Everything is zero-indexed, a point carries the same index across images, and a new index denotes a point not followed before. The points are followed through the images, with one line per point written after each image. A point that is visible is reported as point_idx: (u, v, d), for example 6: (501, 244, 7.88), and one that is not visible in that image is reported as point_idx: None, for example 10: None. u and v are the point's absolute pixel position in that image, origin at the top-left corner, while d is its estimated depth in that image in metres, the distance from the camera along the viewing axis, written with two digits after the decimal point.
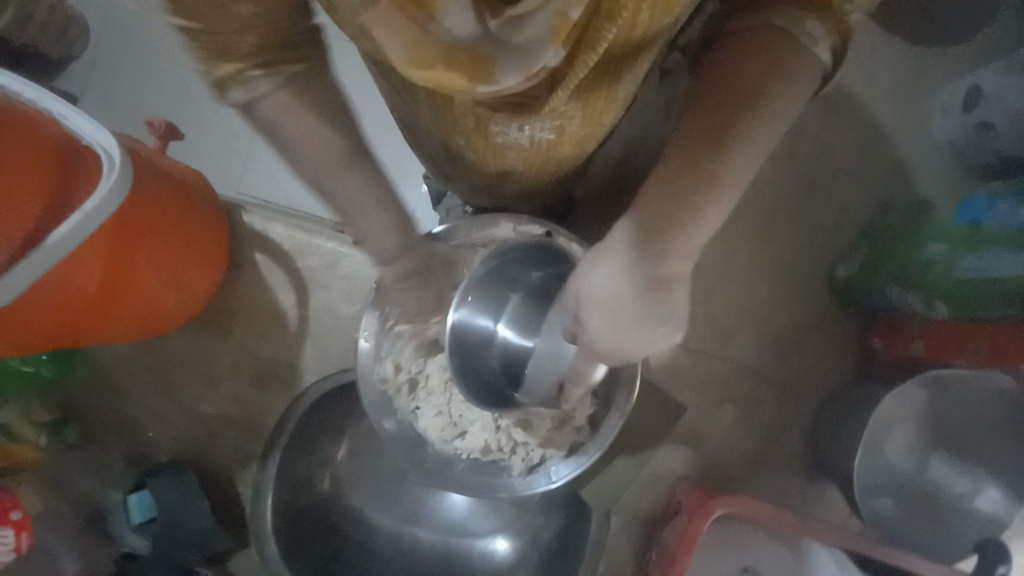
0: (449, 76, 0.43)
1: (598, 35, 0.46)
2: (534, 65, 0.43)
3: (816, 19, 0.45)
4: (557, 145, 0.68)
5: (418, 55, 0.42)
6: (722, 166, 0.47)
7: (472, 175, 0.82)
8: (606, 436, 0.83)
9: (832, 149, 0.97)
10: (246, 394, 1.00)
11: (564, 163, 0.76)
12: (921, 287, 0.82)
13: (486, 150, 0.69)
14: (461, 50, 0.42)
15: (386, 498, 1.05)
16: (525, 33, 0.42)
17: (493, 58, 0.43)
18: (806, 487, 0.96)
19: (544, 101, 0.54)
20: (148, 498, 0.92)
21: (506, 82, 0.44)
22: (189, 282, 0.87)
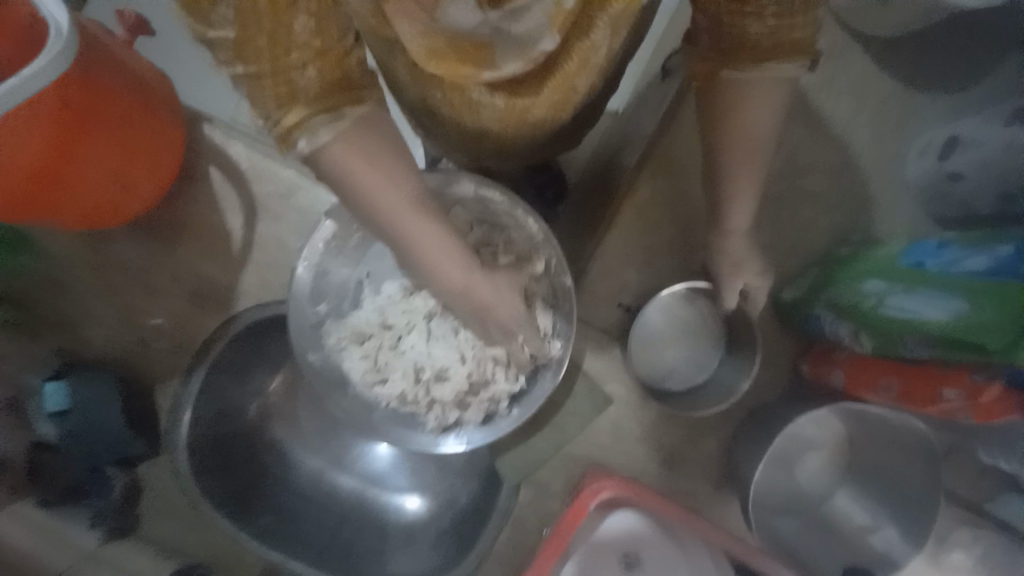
0: (460, 63, 0.49)
1: (589, 20, 0.53)
2: (531, 49, 0.49)
3: (785, 60, 0.54)
4: (528, 112, 0.66)
5: (432, 45, 0.47)
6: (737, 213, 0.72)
7: (440, 125, 0.79)
8: (527, 409, 0.84)
9: (802, 171, 0.97)
10: (182, 307, 1.00)
11: (535, 126, 0.74)
12: (853, 318, 0.81)
13: (456, 104, 0.66)
14: (463, 37, 0.46)
15: (317, 440, 1.06)
16: (523, 23, 0.46)
17: (493, 43, 0.47)
18: (714, 498, 0.97)
19: (533, 80, 0.59)
20: (64, 389, 0.92)
21: (507, 67, 0.50)
22: (131, 181, 0.85)
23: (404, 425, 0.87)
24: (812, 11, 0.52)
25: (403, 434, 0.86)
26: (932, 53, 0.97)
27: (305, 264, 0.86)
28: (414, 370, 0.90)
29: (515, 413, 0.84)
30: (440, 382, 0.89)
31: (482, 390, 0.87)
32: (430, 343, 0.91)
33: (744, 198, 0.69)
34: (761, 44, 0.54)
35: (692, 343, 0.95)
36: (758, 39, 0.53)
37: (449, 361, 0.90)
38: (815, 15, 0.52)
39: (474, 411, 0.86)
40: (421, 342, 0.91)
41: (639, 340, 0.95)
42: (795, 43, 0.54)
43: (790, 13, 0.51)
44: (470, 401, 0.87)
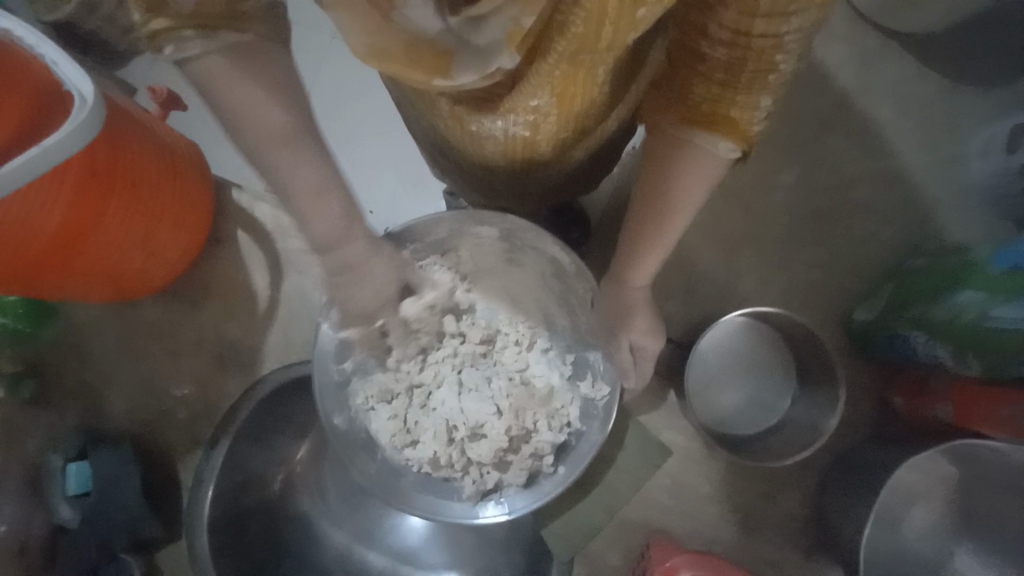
0: (407, 68, 0.40)
1: (550, 44, 0.44)
2: (489, 68, 0.40)
3: (714, 132, 0.52)
4: (535, 144, 0.63)
5: (379, 46, 0.39)
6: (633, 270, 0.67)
7: (459, 162, 0.76)
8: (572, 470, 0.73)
9: (855, 181, 0.89)
10: (205, 373, 0.96)
11: (548, 160, 0.70)
12: (951, 338, 0.70)
13: (460, 135, 0.63)
14: (421, 42, 0.39)
15: (342, 511, 0.96)
16: (484, 34, 0.39)
17: (454, 51, 0.40)
18: (806, 566, 0.81)
19: (506, 99, 0.52)
20: (86, 469, 0.88)
21: (463, 80, 0.41)
22: (156, 247, 0.85)
23: (439, 492, 0.75)
24: (754, 95, 0.48)
25: (436, 502, 0.74)
26: (977, 51, 0.91)
27: (327, 322, 0.74)
28: (447, 428, 0.82)
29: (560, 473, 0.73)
30: (476, 441, 0.81)
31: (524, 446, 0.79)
32: (463, 398, 0.84)
33: (653, 245, 0.63)
34: (703, 106, 0.51)
35: (755, 381, 0.84)
36: (697, 103, 0.51)
37: (485, 416, 0.82)
38: (759, 98, 0.48)
39: (515, 473, 0.77)
40: (453, 396, 0.84)
41: (696, 379, 0.84)
42: (735, 123, 0.51)
43: (735, 84, 0.47)
44: (509, 461, 0.79)
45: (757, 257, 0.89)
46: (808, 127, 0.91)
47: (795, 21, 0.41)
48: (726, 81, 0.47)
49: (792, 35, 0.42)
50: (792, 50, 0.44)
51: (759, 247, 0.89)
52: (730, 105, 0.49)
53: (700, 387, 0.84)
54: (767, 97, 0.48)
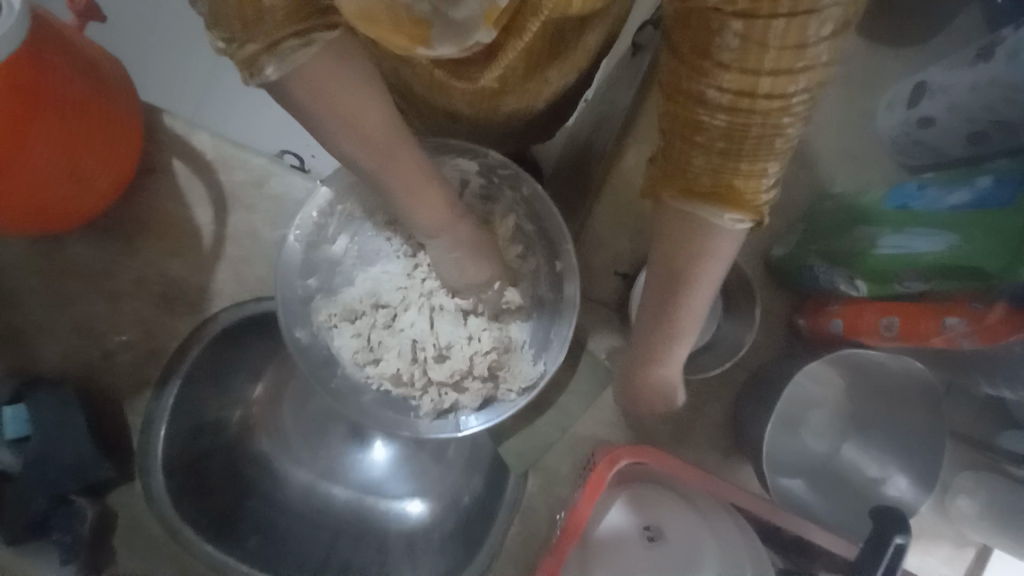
0: (390, 34, 0.43)
1: (525, 23, 0.45)
2: (467, 42, 0.44)
3: (722, 209, 0.47)
4: (501, 95, 0.65)
5: (364, 9, 0.41)
6: (667, 342, 0.62)
7: (419, 106, 0.76)
8: (516, 377, 0.82)
9: None
10: (148, 314, 0.92)
11: (510, 115, 0.73)
12: (849, 266, 0.81)
13: (429, 84, 0.64)
14: (402, 9, 0.41)
15: (307, 448, 0.99)
16: (462, 9, 0.42)
17: (431, 22, 0.43)
18: (725, 464, 0.95)
19: (479, 68, 0.54)
20: (23, 413, 0.82)
21: (441, 50, 0.45)
22: (90, 176, 0.79)
23: (395, 408, 0.83)
24: (762, 163, 0.44)
25: (394, 418, 0.82)
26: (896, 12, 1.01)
27: (297, 233, 0.83)
28: (412, 348, 0.82)
29: (512, 382, 0.81)
30: (441, 362, 0.82)
31: (485, 369, 0.82)
32: (433, 320, 0.83)
33: (676, 330, 0.60)
34: (705, 180, 0.47)
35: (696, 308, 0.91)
36: (700, 173, 0.47)
37: (455, 339, 0.83)
38: (767, 166, 0.44)
39: (471, 396, 0.81)
40: (422, 320, 0.83)
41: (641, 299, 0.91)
42: (741, 194, 0.47)
43: (736, 154, 0.44)
44: (468, 383, 0.82)
45: None
46: None
47: (809, 56, 0.36)
48: (728, 148, 0.44)
49: (799, 97, 0.39)
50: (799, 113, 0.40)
51: None
52: (734, 177, 0.45)
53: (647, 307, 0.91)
54: (775, 164, 0.44)
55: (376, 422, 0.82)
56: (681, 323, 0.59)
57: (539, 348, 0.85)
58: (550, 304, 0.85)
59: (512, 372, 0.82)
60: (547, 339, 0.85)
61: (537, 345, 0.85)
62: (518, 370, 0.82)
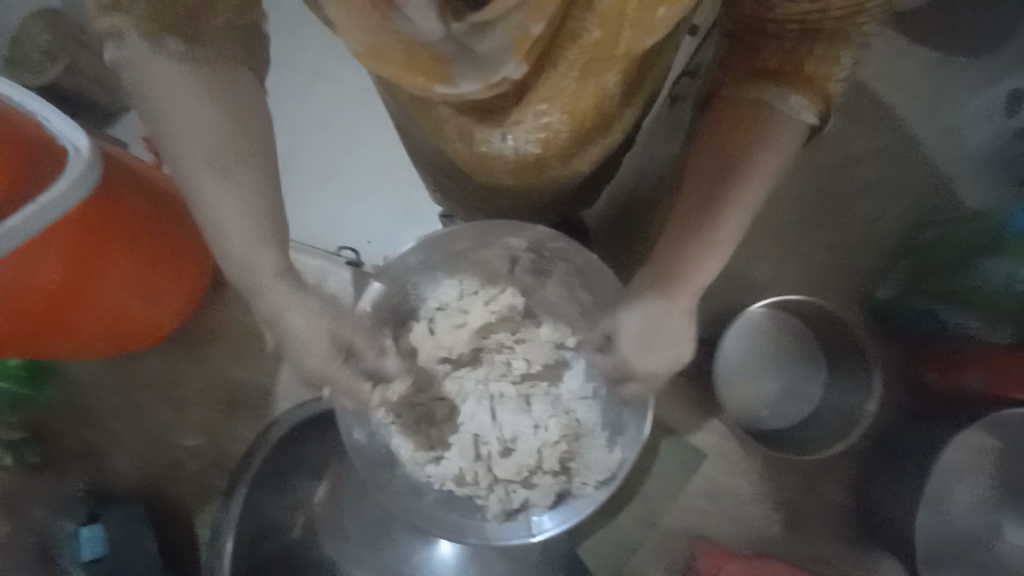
0: (404, 72, 0.41)
1: (559, 54, 0.44)
2: (493, 76, 0.41)
3: (795, 89, 0.47)
4: (545, 162, 0.62)
5: (377, 45, 0.39)
6: (692, 262, 0.54)
7: (464, 182, 0.74)
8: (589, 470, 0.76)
9: (855, 161, 0.90)
10: (216, 421, 0.93)
11: (554, 179, 0.69)
12: (984, 308, 0.71)
13: (469, 157, 0.62)
14: (420, 48, 0.40)
15: (367, 548, 0.92)
16: (486, 42, 0.39)
17: (452, 61, 0.41)
18: (855, 557, 0.79)
19: (510, 111, 0.51)
20: (98, 532, 0.83)
21: (463, 87, 0.42)
22: (160, 295, 0.83)
23: (461, 509, 0.77)
24: (830, 60, 0.46)
25: (459, 522, 0.75)
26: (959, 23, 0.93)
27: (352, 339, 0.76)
28: (474, 444, 0.78)
29: (585, 475, 0.76)
30: (505, 458, 0.77)
31: (556, 462, 0.76)
32: (494, 411, 0.80)
33: (715, 240, 0.52)
34: (773, 61, 0.47)
35: (786, 358, 0.83)
36: (769, 49, 0.47)
37: (519, 429, 0.78)
38: (834, 61, 0.46)
39: (542, 493, 0.75)
40: (483, 411, 0.79)
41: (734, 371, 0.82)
42: (812, 78, 0.47)
43: (809, 41, 0.45)
44: (538, 478, 0.76)
45: (766, 246, 0.87)
46: None
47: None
48: (802, 30, 0.45)
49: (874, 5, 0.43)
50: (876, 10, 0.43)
51: (767, 235, 0.88)
52: (807, 57, 0.46)
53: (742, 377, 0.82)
54: (848, 52, 0.45)
55: (440, 530, 0.75)
56: (717, 240, 0.52)
57: (612, 432, 0.79)
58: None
59: (586, 462, 0.76)
60: (619, 422, 0.79)
61: (610, 427, 0.79)
62: (592, 462, 0.76)
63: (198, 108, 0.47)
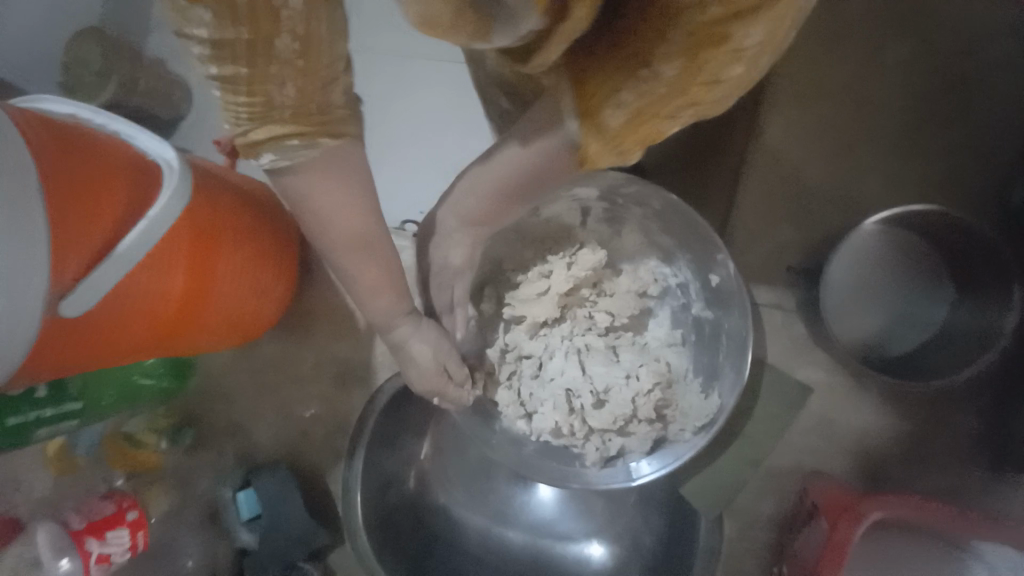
0: (450, 31, 0.39)
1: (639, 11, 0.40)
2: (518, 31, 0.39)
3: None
4: None
5: (425, 12, 0.37)
6: None
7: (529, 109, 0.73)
8: (685, 413, 0.75)
9: (982, 39, 0.78)
10: (330, 394, 1.03)
11: None
12: None
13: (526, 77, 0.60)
14: (466, 7, 0.37)
15: (475, 496, 1.01)
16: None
17: (493, 17, 0.39)
18: (989, 483, 0.74)
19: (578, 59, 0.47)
20: (253, 495, 0.97)
21: (498, 42, 0.41)
22: (265, 284, 0.91)
23: (559, 457, 0.78)
24: None
25: (559, 470, 0.78)
26: None
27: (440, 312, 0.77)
28: (566, 398, 0.78)
29: (681, 416, 0.75)
30: (598, 410, 0.77)
31: (652, 411, 0.76)
32: (584, 365, 0.79)
33: None
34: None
35: (897, 274, 0.75)
36: None
37: (612, 381, 0.78)
38: None
39: (639, 438, 0.76)
40: (572, 366, 0.79)
41: (847, 301, 0.75)
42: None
43: None
44: (634, 426, 0.76)
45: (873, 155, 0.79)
46: None
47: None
48: None
49: None
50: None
51: (873, 137, 0.79)
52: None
53: (860, 307, 0.75)
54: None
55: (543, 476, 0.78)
56: None
57: (707, 378, 0.79)
58: (710, 322, 0.80)
59: (682, 408, 0.76)
60: (712, 365, 0.79)
61: (704, 373, 0.79)
62: (687, 408, 0.75)
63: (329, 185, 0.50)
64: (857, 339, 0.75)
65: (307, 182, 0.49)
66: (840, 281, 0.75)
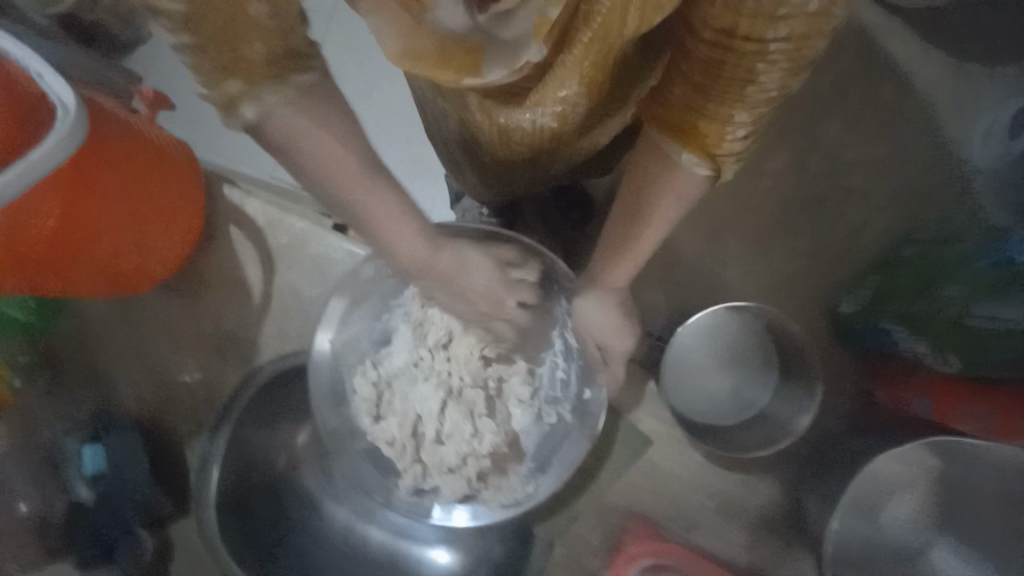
0: (439, 69, 0.38)
1: (573, 36, 0.42)
2: (518, 62, 0.38)
3: (686, 142, 0.48)
4: (560, 133, 0.61)
5: (412, 49, 0.37)
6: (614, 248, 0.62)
7: (456, 148, 0.76)
8: (503, 487, 0.80)
9: (849, 167, 0.89)
10: (207, 365, 1.01)
11: (574, 150, 0.70)
12: (930, 332, 0.73)
13: (491, 130, 0.61)
14: (453, 41, 0.37)
15: (343, 490, 1.01)
16: (512, 28, 0.37)
17: (482, 49, 0.38)
18: (783, 552, 0.84)
19: (533, 92, 0.51)
20: (101, 451, 0.94)
21: (492, 77, 0.40)
22: (152, 244, 0.89)
23: (383, 469, 0.84)
24: (726, 106, 0.44)
25: (377, 476, 0.83)
26: (973, 29, 0.91)
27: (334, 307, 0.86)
28: (414, 423, 0.82)
29: (499, 489, 0.80)
30: (436, 446, 0.82)
31: (475, 472, 0.80)
32: (445, 404, 0.82)
33: (628, 256, 0.61)
34: (676, 112, 0.47)
35: (743, 375, 0.84)
36: (672, 107, 0.47)
37: (457, 430, 0.82)
38: (732, 111, 0.44)
39: (452, 489, 0.80)
40: (434, 400, 0.82)
41: (690, 372, 0.85)
42: (703, 136, 0.47)
43: (708, 90, 0.43)
44: (454, 474, 0.80)
45: (745, 249, 0.88)
46: (797, 112, 0.91)
47: (778, 28, 0.37)
48: (702, 86, 0.43)
49: (777, 44, 0.38)
50: (774, 59, 0.39)
51: (749, 233, 0.89)
52: (699, 116, 0.46)
53: (700, 379, 0.85)
54: (742, 111, 0.44)
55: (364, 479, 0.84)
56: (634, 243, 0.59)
57: (537, 467, 0.82)
58: (564, 428, 0.83)
59: (499, 485, 0.80)
60: (547, 459, 0.82)
61: (536, 462, 0.82)
62: (506, 485, 0.80)
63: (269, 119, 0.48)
64: (685, 406, 0.84)
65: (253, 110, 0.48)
66: (689, 353, 0.85)
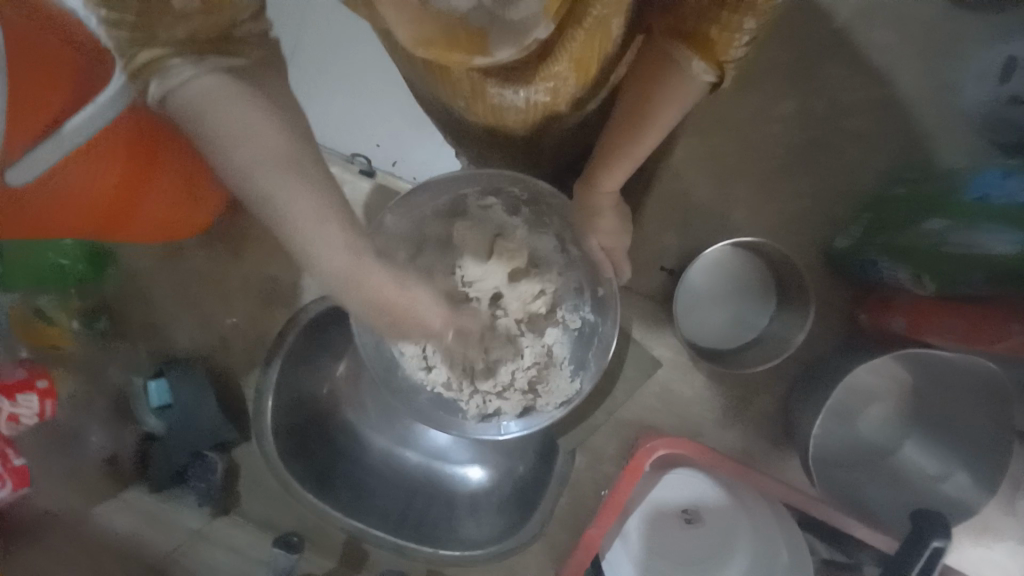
0: (447, 50, 0.48)
1: (583, 10, 0.50)
2: (526, 40, 0.47)
3: (693, 49, 0.54)
4: (554, 108, 0.69)
5: (423, 34, 0.46)
6: (621, 145, 0.69)
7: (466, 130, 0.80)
8: (552, 392, 0.92)
9: (846, 112, 0.96)
10: (253, 307, 1.10)
11: (553, 127, 0.77)
12: (912, 260, 0.81)
13: (479, 108, 0.67)
14: (456, 23, 0.45)
15: (381, 418, 1.11)
16: (518, 11, 0.45)
17: (486, 31, 0.46)
18: (772, 454, 0.98)
19: (531, 70, 0.58)
20: (165, 387, 1.04)
21: (501, 52, 0.48)
22: (202, 191, 0.95)
23: (446, 410, 0.94)
24: (738, 16, 0.49)
25: (444, 418, 0.93)
26: None
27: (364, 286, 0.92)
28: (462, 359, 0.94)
29: (549, 394, 0.92)
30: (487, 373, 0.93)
31: (526, 383, 0.94)
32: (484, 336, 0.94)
33: (631, 150, 0.69)
34: (689, 21, 0.53)
35: (744, 298, 0.95)
36: (685, 14, 0.53)
37: (502, 353, 0.94)
38: (742, 21, 0.49)
39: (511, 405, 0.92)
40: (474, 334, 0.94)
41: (700, 303, 0.95)
42: (713, 45, 0.52)
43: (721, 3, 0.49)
44: (510, 393, 0.93)
45: (747, 192, 0.96)
46: (806, 58, 0.95)
47: None
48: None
49: None
50: None
51: (755, 175, 0.96)
52: (711, 24, 0.51)
53: (709, 310, 0.95)
54: (752, 20, 0.49)
55: (429, 420, 0.94)
56: (638, 138, 0.67)
57: (576, 366, 0.94)
58: (589, 327, 0.94)
59: (551, 388, 0.92)
60: (583, 357, 0.94)
61: (575, 363, 0.94)
62: (556, 387, 0.92)
63: (225, 85, 0.46)
64: (700, 336, 0.95)
65: (213, 98, 0.46)
66: (696, 286, 0.95)
